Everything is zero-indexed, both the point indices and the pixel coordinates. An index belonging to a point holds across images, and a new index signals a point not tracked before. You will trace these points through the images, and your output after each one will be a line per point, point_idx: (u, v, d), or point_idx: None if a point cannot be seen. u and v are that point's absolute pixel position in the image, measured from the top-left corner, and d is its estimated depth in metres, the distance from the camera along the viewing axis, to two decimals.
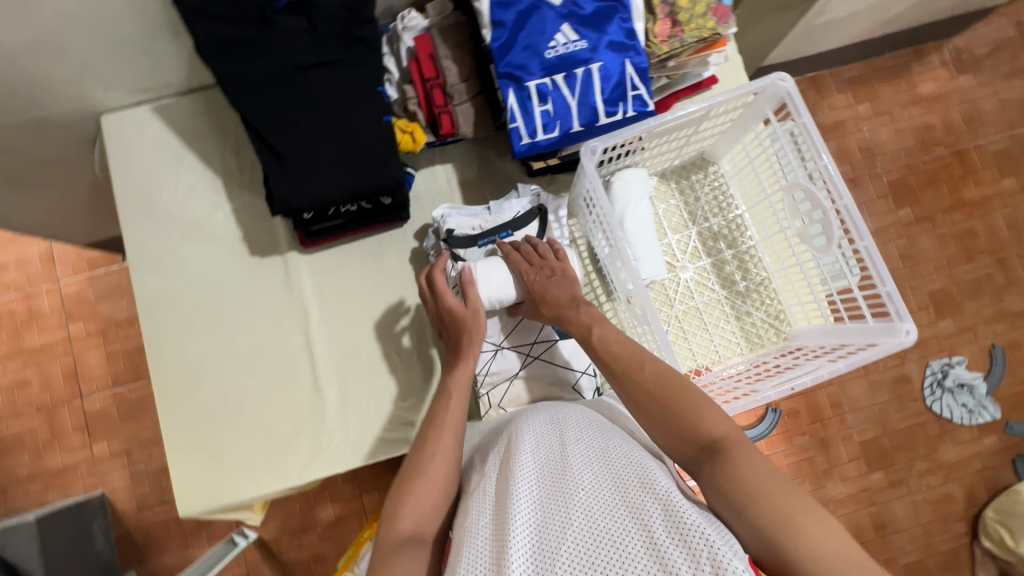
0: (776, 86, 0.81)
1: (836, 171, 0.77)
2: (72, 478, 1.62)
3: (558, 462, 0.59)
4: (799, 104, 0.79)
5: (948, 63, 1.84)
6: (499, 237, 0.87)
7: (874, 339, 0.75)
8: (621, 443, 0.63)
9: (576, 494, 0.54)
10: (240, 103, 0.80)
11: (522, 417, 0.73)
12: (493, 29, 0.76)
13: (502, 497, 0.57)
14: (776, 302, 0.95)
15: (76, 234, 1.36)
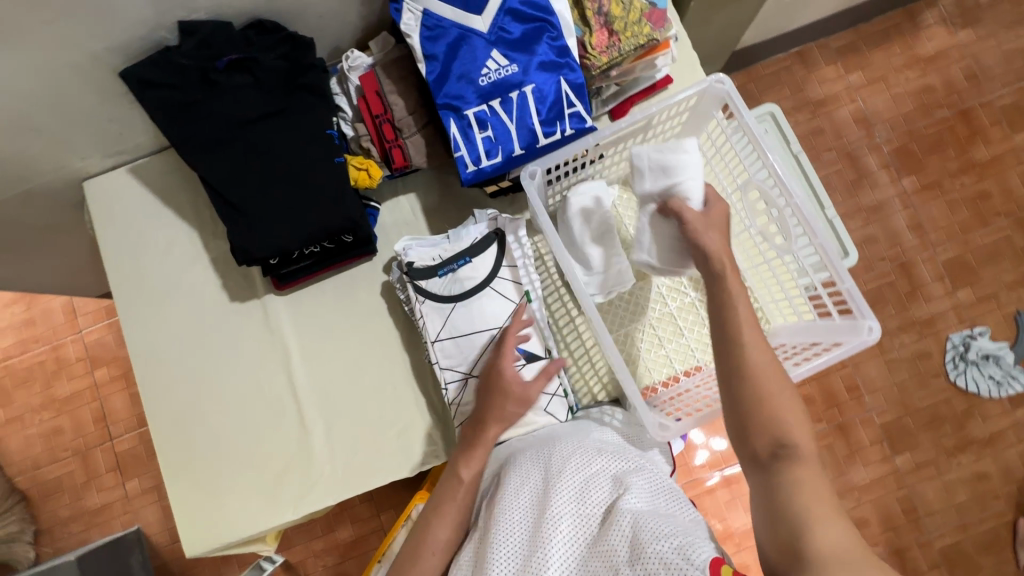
0: (716, 88, 0.84)
1: (783, 171, 0.79)
2: (109, 516, 1.71)
3: (541, 501, 0.71)
4: (738, 103, 0.81)
5: (944, 19, 1.75)
6: (458, 265, 0.87)
7: (841, 338, 0.76)
8: (599, 471, 0.74)
9: (555, 537, 0.67)
10: (197, 163, 0.84)
11: (511, 450, 0.83)
12: (427, 63, 0.77)
13: (494, 538, 0.70)
14: (751, 299, 0.95)
15: (85, 288, 1.44)
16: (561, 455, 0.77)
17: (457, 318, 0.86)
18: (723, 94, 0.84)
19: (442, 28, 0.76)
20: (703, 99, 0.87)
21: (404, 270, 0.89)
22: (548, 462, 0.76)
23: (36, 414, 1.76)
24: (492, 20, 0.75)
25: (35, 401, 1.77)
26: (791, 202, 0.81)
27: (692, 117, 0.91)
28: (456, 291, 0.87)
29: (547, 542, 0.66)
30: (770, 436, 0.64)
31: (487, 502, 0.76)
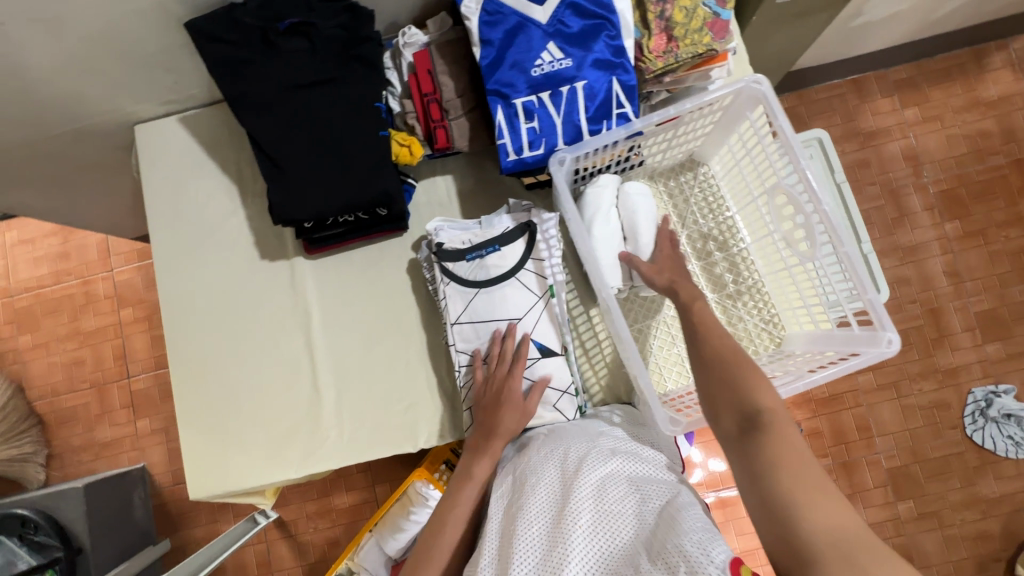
0: (753, 88, 0.79)
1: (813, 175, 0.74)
2: (118, 450, 1.77)
3: (558, 501, 0.69)
4: (773, 104, 0.76)
5: (1013, 63, 1.69)
6: (487, 252, 0.87)
7: (859, 348, 0.73)
8: (615, 473, 0.72)
9: (577, 536, 0.63)
10: (246, 120, 0.86)
11: (528, 450, 0.81)
12: (482, 48, 0.78)
13: (510, 536, 0.67)
14: (768, 306, 0.92)
15: (121, 228, 1.49)
16: (578, 458, 0.75)
17: (478, 304, 0.87)
18: (758, 95, 0.79)
19: (501, 15, 0.76)
20: (737, 99, 0.82)
21: (434, 250, 0.90)
22: (564, 463, 0.74)
23: (62, 343, 1.83)
24: (552, 12, 0.75)
25: (62, 330, 1.83)
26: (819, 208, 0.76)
27: (724, 118, 0.87)
28: (481, 277, 0.87)
29: (565, 539, 0.63)
30: (736, 411, 0.64)
31: (504, 508, 0.73)
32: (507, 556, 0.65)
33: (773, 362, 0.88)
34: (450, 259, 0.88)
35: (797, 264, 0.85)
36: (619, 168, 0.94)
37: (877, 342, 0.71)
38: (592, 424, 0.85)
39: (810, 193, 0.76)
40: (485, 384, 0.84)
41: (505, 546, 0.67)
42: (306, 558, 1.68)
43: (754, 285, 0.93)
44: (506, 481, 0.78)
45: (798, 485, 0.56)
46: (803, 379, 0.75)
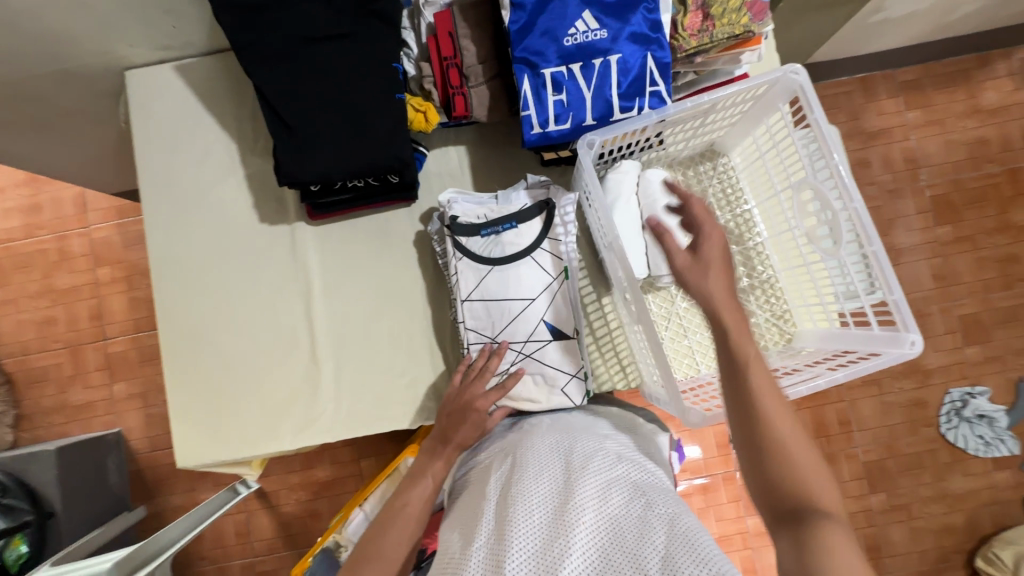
0: (788, 79, 0.76)
1: (845, 173, 0.72)
2: (92, 413, 1.70)
3: (561, 495, 0.67)
4: (810, 98, 0.73)
5: (1015, 74, 1.69)
6: (503, 229, 0.85)
7: (878, 349, 0.72)
8: (620, 476, 0.70)
9: (579, 534, 0.62)
10: (253, 71, 0.80)
11: (532, 438, 0.80)
12: (512, 12, 0.74)
13: (508, 521, 0.66)
14: (780, 301, 0.92)
15: (102, 182, 1.41)
16: (585, 455, 0.73)
17: (491, 282, 0.85)
18: (795, 87, 0.75)
19: None
20: (771, 90, 0.80)
21: (447, 223, 0.88)
22: (570, 458, 0.73)
23: (32, 300, 1.74)
24: None
25: (33, 287, 1.74)
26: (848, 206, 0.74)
27: (754, 108, 0.84)
28: (495, 254, 0.85)
29: (567, 536, 0.62)
30: (777, 496, 0.56)
31: (503, 494, 0.72)
32: (504, 544, 0.64)
33: (783, 357, 0.89)
34: (463, 234, 0.86)
35: (816, 261, 0.85)
36: (641, 154, 0.92)
37: (896, 343, 0.71)
38: (595, 421, 0.84)
39: (840, 191, 0.74)
40: (457, 397, 0.82)
41: (501, 532, 0.66)
42: (288, 529, 1.65)
43: (767, 280, 0.92)
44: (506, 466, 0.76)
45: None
46: (818, 377, 0.75)
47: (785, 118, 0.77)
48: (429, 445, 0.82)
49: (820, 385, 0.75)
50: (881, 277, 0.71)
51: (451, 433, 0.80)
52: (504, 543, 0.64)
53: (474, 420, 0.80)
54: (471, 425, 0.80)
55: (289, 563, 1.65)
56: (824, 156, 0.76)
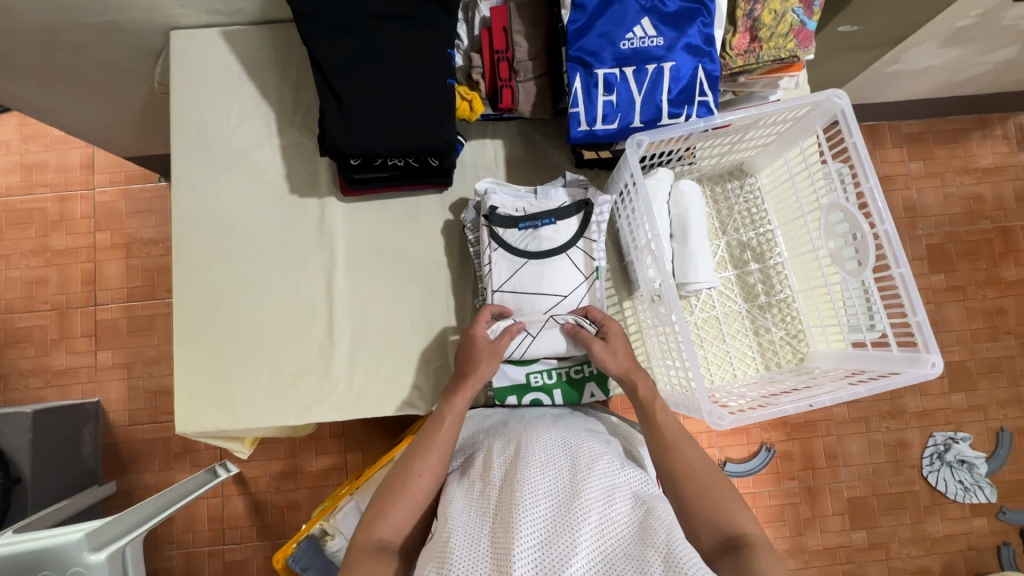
0: (831, 103, 0.80)
1: (881, 197, 0.76)
2: (72, 380, 1.61)
3: (567, 492, 0.64)
4: (853, 124, 0.77)
5: (1011, 138, 1.73)
6: (542, 224, 0.87)
7: (899, 368, 0.75)
8: (624, 481, 0.68)
9: (585, 534, 0.59)
10: (311, 41, 0.81)
11: (532, 433, 0.75)
12: (573, 11, 0.76)
13: (510, 512, 0.61)
14: (795, 321, 0.94)
15: (119, 144, 1.37)
16: (589, 456, 0.70)
17: (525, 275, 0.86)
18: (837, 111, 0.80)
19: None
20: (811, 114, 0.84)
21: (485, 212, 0.89)
22: (574, 455, 0.70)
23: (24, 258, 1.65)
24: None
25: (27, 245, 1.65)
26: (878, 229, 0.78)
27: (790, 130, 0.88)
28: (532, 247, 0.86)
29: (574, 534, 0.58)
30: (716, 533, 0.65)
31: (503, 482, 0.67)
32: (504, 533, 0.59)
33: (796, 374, 0.91)
34: (502, 223, 0.87)
35: (836, 283, 0.88)
36: (673, 165, 0.94)
37: (916, 364, 0.74)
38: (590, 424, 0.82)
39: (873, 214, 0.78)
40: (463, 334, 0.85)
41: (501, 521, 0.61)
42: (262, 518, 1.56)
43: (785, 300, 0.95)
44: (505, 454, 0.72)
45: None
46: (840, 391, 0.77)
47: (825, 141, 0.81)
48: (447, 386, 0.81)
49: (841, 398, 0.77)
50: (907, 298, 0.75)
51: (467, 368, 0.81)
52: (506, 537, 0.59)
53: (483, 352, 0.81)
54: (481, 359, 0.80)
55: (263, 554, 1.55)
56: (859, 180, 0.79)
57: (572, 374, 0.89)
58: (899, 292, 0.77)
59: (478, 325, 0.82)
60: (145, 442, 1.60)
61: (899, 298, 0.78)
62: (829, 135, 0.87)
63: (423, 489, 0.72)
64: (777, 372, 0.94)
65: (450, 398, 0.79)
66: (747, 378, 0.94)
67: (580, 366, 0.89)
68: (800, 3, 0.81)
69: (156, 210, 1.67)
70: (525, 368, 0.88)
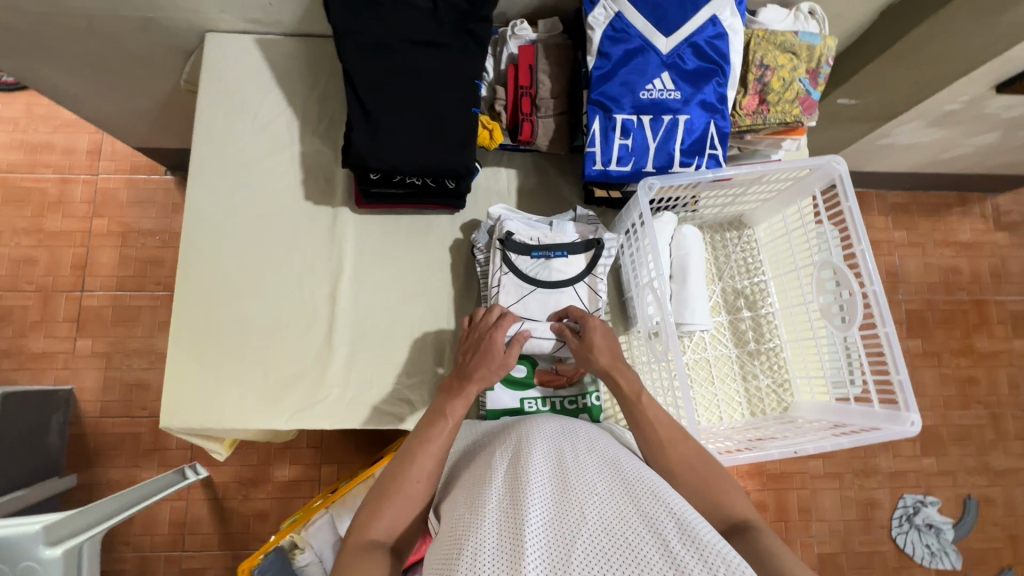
0: (830, 168, 0.85)
1: (871, 258, 0.81)
2: (47, 365, 1.56)
3: (569, 467, 0.59)
4: (849, 188, 0.82)
5: (987, 217, 1.83)
6: (554, 255, 0.90)
7: (879, 424, 0.78)
8: (627, 458, 0.63)
9: (591, 501, 0.54)
10: (348, 57, 0.85)
11: (530, 421, 0.71)
12: (598, 58, 0.81)
13: (512, 490, 0.56)
14: (782, 370, 0.98)
15: (132, 134, 1.38)
16: (588, 438, 0.66)
17: (532, 301, 0.88)
18: (834, 175, 0.85)
19: (627, 34, 0.80)
20: (811, 175, 0.89)
21: (500, 236, 0.91)
22: (574, 436, 0.66)
23: (15, 237, 1.62)
24: (674, 45, 0.80)
25: (20, 223, 1.63)
26: (867, 288, 0.82)
27: (790, 188, 0.92)
28: (542, 276, 0.89)
29: (580, 504, 0.54)
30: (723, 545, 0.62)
31: (501, 462, 0.62)
32: (509, 510, 0.54)
33: (781, 422, 0.93)
34: (514, 248, 0.89)
35: (824, 336, 0.91)
36: (677, 210, 0.99)
37: (897, 422, 0.77)
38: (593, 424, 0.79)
39: (863, 273, 0.82)
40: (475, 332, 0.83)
41: (503, 498, 0.56)
42: (226, 528, 1.51)
43: (773, 348, 0.98)
44: (501, 442, 0.68)
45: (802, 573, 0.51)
46: (823, 441, 0.80)
47: (822, 202, 0.86)
48: (442, 393, 0.78)
49: (823, 449, 0.80)
50: (890, 357, 0.79)
51: (471, 369, 0.78)
52: (511, 512, 0.54)
53: (490, 354, 0.78)
54: (489, 359, 0.78)
55: (222, 563, 1.49)
56: (852, 241, 0.84)
57: (565, 405, 0.90)
58: (884, 350, 0.80)
59: (501, 331, 0.80)
60: (114, 436, 1.55)
61: (884, 356, 0.81)
62: (826, 197, 0.92)
63: (410, 509, 0.67)
64: (762, 418, 0.96)
65: (446, 402, 0.75)
66: (733, 422, 0.96)
67: (576, 397, 0.90)
68: (807, 73, 0.87)
69: (158, 202, 1.67)
70: (520, 394, 0.89)
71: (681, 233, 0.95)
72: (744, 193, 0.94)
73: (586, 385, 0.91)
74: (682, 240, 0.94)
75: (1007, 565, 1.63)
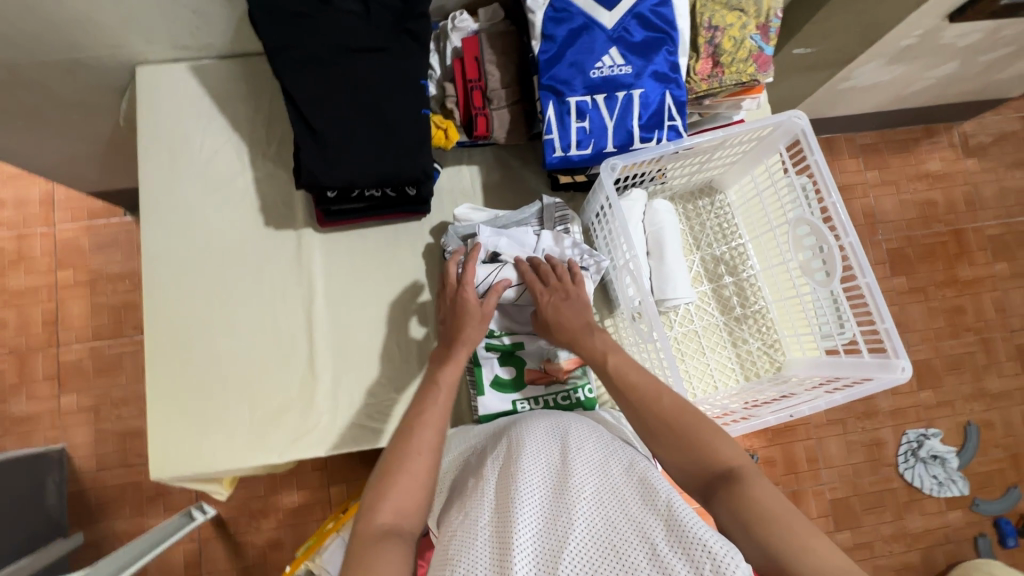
0: (791, 123, 0.84)
1: (842, 210, 0.79)
2: (34, 427, 1.52)
3: (561, 470, 0.58)
4: (811, 142, 0.81)
5: (956, 145, 1.84)
6: None
7: (870, 373, 0.77)
8: (620, 452, 0.63)
9: (579, 503, 0.54)
10: (285, 76, 0.81)
11: (523, 422, 0.70)
12: (543, 42, 0.78)
13: (504, 502, 0.56)
14: (771, 330, 0.97)
15: (83, 180, 1.32)
16: (578, 432, 0.66)
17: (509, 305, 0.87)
18: (796, 131, 0.84)
19: (569, 13, 0.77)
20: (773, 133, 0.87)
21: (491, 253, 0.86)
22: (567, 433, 0.65)
23: None
24: (618, 19, 0.78)
25: None
26: (843, 241, 0.81)
27: (755, 148, 0.91)
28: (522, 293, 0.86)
29: (566, 509, 0.53)
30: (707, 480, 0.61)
31: (491, 471, 0.62)
32: (499, 523, 0.54)
33: (775, 384, 0.93)
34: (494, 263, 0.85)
35: (807, 293, 0.90)
36: (647, 185, 0.97)
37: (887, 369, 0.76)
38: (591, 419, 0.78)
39: (836, 226, 0.81)
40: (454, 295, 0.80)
41: (492, 510, 0.56)
42: (243, 561, 1.50)
43: (759, 310, 0.98)
44: (494, 449, 0.67)
45: (807, 537, 0.51)
46: (815, 400, 0.80)
47: (787, 158, 0.85)
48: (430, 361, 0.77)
49: (818, 407, 0.80)
50: (873, 307, 0.78)
51: (453, 336, 0.77)
52: (502, 526, 0.53)
53: (471, 318, 0.77)
54: (468, 321, 0.77)
55: None
56: (822, 196, 0.83)
57: (558, 401, 0.89)
58: (866, 301, 0.79)
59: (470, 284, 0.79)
60: (115, 488, 1.52)
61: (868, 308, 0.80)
62: (792, 152, 0.90)
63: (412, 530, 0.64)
64: (757, 382, 0.96)
65: (438, 370, 0.75)
66: (728, 389, 0.96)
67: (568, 393, 0.89)
68: (757, 29, 0.84)
69: (124, 244, 1.62)
70: (511, 395, 0.88)
71: (653, 208, 0.93)
72: (712, 157, 0.93)
73: (578, 379, 0.90)
74: (655, 212, 0.93)
75: (1012, 483, 1.67)
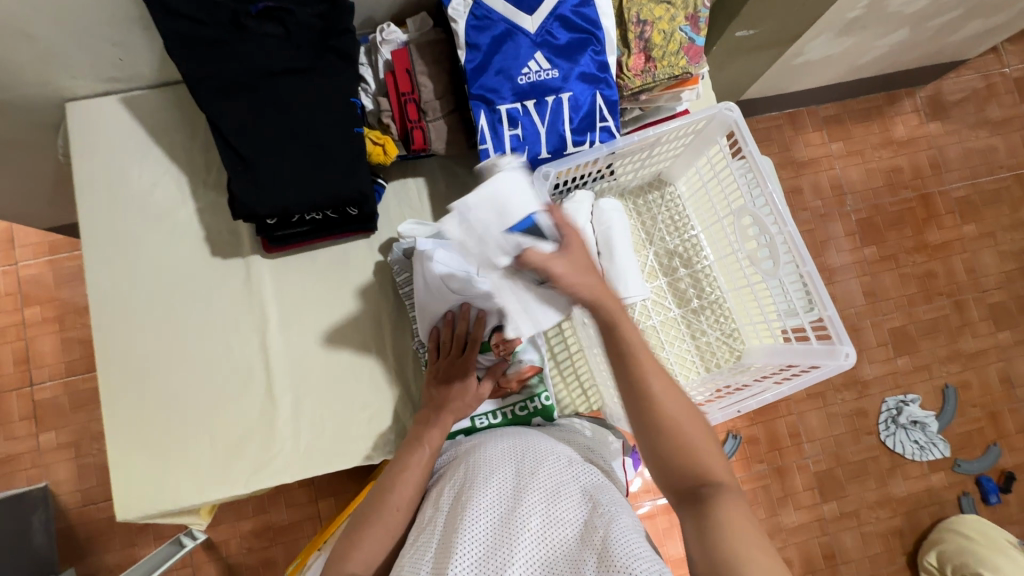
0: (724, 116, 0.84)
1: (780, 202, 0.80)
2: (14, 467, 1.50)
3: (511, 501, 0.66)
4: (745, 134, 0.81)
5: (919, 109, 1.83)
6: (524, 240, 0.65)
7: (818, 361, 0.78)
8: (568, 479, 0.70)
9: (522, 535, 0.62)
10: (209, 107, 0.80)
11: (486, 445, 0.77)
12: (468, 51, 0.77)
13: (458, 531, 0.63)
14: (729, 321, 0.97)
15: (36, 218, 1.29)
16: (536, 457, 0.73)
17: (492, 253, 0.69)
18: (730, 123, 0.84)
19: (490, 20, 0.77)
20: (710, 124, 0.87)
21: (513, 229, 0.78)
22: (521, 463, 0.71)
23: None
24: (540, 22, 0.77)
25: None
26: (783, 230, 0.81)
27: (695, 141, 0.91)
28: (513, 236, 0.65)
29: (512, 541, 0.61)
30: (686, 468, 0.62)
31: (451, 499, 0.69)
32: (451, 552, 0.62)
33: (734, 373, 0.94)
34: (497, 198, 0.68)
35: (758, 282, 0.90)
36: (593, 183, 0.96)
37: (833, 355, 0.77)
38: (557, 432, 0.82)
39: (776, 216, 0.81)
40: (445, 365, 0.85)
41: (447, 537, 0.64)
42: None
43: (716, 300, 0.98)
44: (456, 473, 0.74)
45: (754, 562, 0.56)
46: (766, 391, 0.82)
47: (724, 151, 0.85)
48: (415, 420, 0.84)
49: (770, 397, 0.82)
50: (816, 295, 0.79)
51: (444, 403, 0.83)
52: (454, 555, 0.61)
53: (460, 388, 0.84)
54: (460, 396, 0.83)
55: None
56: (760, 186, 0.82)
57: (516, 412, 0.90)
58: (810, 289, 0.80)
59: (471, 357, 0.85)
60: (100, 522, 1.50)
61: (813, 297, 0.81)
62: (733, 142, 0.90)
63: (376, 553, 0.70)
64: (718, 372, 0.96)
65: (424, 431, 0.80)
66: (690, 381, 0.96)
67: (525, 403, 0.90)
68: (687, 20, 0.83)
69: None
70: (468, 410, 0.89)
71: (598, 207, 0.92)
72: (655, 152, 0.92)
73: (534, 389, 0.90)
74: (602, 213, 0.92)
75: (991, 441, 1.70)
